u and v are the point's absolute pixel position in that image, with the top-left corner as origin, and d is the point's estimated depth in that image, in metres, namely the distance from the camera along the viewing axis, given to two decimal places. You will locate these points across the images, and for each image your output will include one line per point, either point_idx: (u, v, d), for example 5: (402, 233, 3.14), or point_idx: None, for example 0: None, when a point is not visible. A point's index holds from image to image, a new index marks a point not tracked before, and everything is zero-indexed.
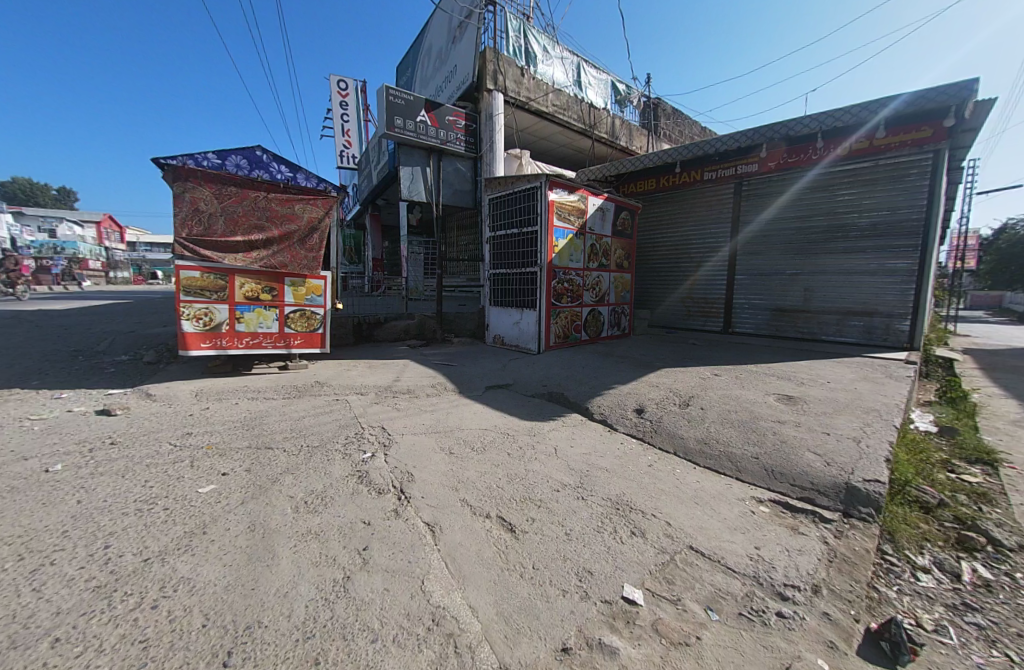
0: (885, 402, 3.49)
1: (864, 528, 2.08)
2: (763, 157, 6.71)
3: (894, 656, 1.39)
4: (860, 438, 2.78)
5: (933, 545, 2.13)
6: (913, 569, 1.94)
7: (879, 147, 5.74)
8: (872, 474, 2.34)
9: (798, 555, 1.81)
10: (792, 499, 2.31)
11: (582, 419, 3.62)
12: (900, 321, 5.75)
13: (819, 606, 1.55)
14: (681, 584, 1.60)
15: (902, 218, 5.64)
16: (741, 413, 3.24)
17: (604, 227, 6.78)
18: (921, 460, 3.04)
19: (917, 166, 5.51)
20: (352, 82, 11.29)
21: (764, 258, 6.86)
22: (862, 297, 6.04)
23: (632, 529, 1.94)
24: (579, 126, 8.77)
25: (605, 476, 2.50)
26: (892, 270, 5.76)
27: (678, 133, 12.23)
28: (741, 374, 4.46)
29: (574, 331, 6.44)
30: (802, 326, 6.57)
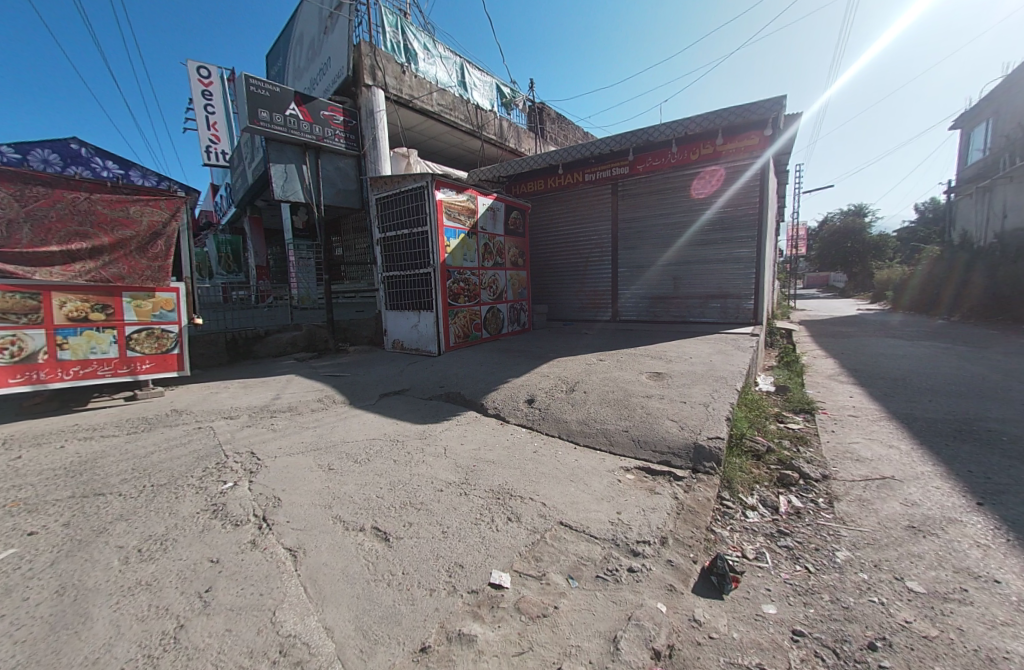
0: (731, 370, 4.09)
1: (708, 480, 2.40)
2: (632, 160, 7.36)
3: (720, 587, 1.60)
4: (709, 402, 3.22)
5: (761, 486, 2.54)
6: (744, 508, 2.28)
7: (721, 153, 6.65)
8: (715, 432, 2.71)
9: (651, 513, 2.02)
10: (654, 464, 2.58)
11: (476, 416, 3.65)
12: (746, 301, 6.80)
13: (664, 556, 1.74)
14: (548, 559, 1.69)
15: (742, 213, 6.65)
16: (617, 392, 3.54)
17: (496, 225, 6.91)
18: (757, 416, 3.61)
19: (749, 169, 6.52)
20: (216, 70, 10.07)
21: (640, 252, 7.58)
22: (718, 282, 6.98)
23: (508, 515, 2.00)
24: (467, 126, 8.83)
25: (490, 468, 2.54)
26: (738, 258, 6.78)
27: (563, 138, 13.01)
28: (622, 357, 4.89)
29: (474, 330, 6.48)
30: (674, 311, 7.41)
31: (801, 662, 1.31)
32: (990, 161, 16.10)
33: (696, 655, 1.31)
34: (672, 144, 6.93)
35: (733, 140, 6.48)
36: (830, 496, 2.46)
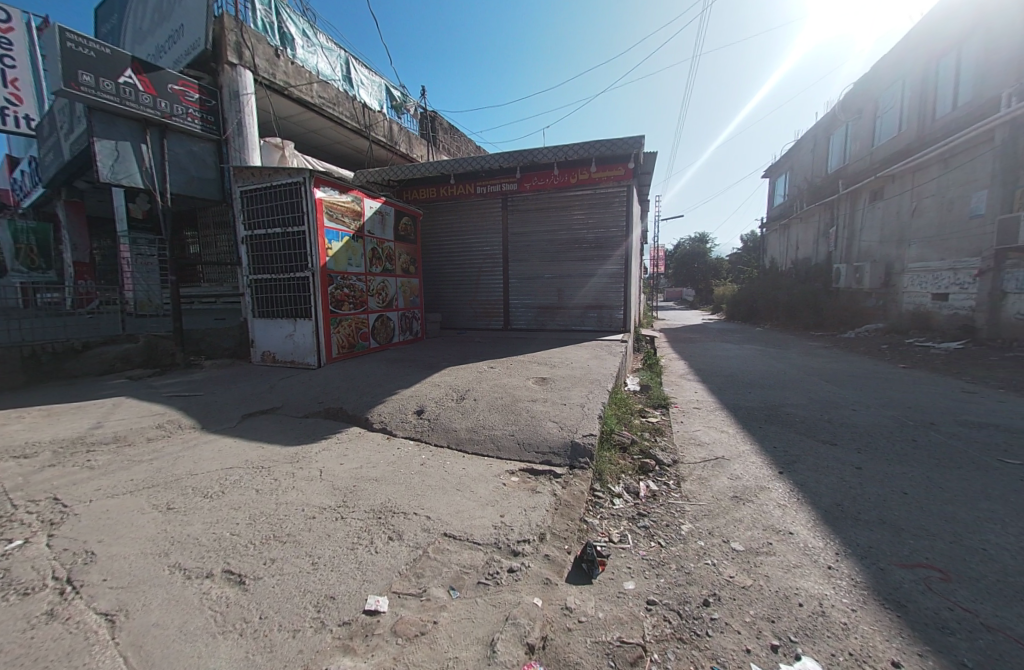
0: (605, 373, 4.53)
1: (582, 474, 2.61)
2: (519, 178, 7.75)
3: (589, 573, 1.76)
4: (585, 403, 3.52)
5: (626, 475, 2.86)
6: (612, 496, 2.55)
7: (595, 180, 7.39)
8: (589, 430, 2.97)
9: (532, 512, 2.12)
10: (536, 464, 2.72)
11: (360, 431, 3.43)
12: (618, 312, 7.65)
13: (542, 551, 1.84)
14: (429, 574, 1.65)
15: (613, 234, 7.48)
16: (505, 398, 3.66)
17: (385, 230, 6.63)
18: (625, 412, 4.07)
19: (618, 196, 7.37)
20: (17, 14, 7.87)
21: (527, 264, 7.99)
22: (595, 294, 7.71)
23: (389, 534, 1.91)
24: (352, 124, 8.36)
25: (372, 487, 2.40)
26: (611, 274, 7.58)
27: (455, 148, 13.12)
28: (511, 364, 5.07)
29: (360, 339, 6.10)
30: (559, 320, 7.95)
31: (653, 628, 1.50)
32: (787, 204, 20.69)
33: (566, 641, 1.41)
34: (554, 166, 7.49)
35: (605, 169, 7.25)
36: (678, 478, 2.88)
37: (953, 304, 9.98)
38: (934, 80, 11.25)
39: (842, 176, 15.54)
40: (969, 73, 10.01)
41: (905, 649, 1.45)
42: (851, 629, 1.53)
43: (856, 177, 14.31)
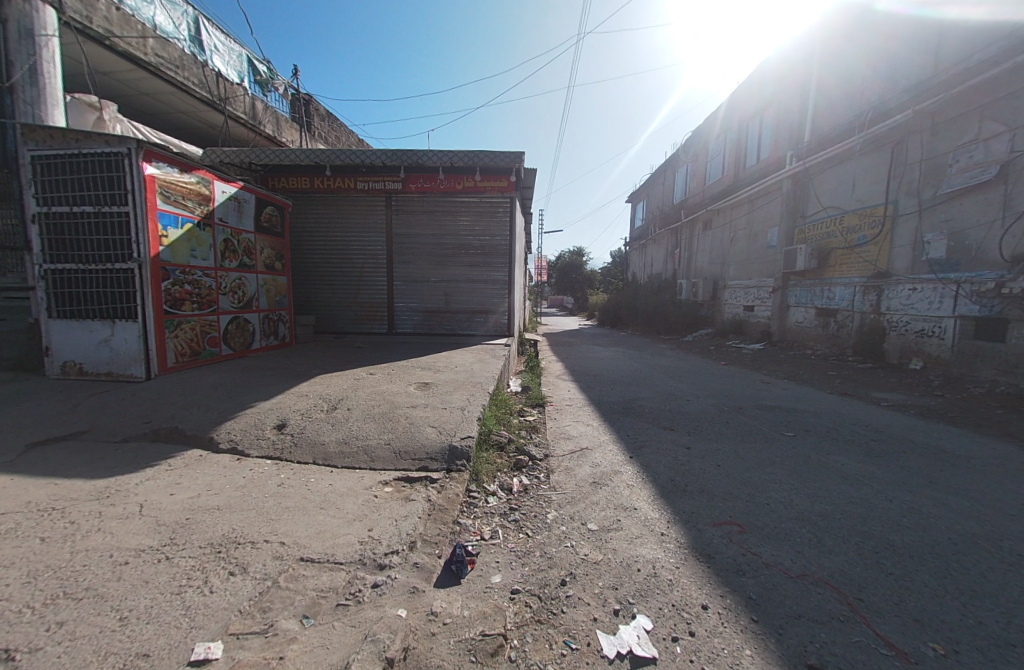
0: (487, 376, 4.63)
1: (458, 476, 2.63)
2: (403, 177, 7.52)
3: (457, 573, 1.78)
4: (465, 406, 3.55)
5: (501, 473, 2.98)
6: (487, 495, 2.62)
7: (479, 188, 7.56)
8: (466, 433, 3.00)
9: (403, 521, 2.06)
10: (411, 472, 2.65)
11: (203, 454, 2.92)
12: (502, 317, 7.95)
13: (411, 560, 1.80)
14: (278, 606, 1.49)
15: (498, 242, 7.74)
16: (382, 406, 3.50)
17: (242, 220, 5.81)
18: (504, 413, 4.22)
19: (502, 206, 7.66)
20: None
21: (412, 266, 7.76)
22: (481, 300, 7.86)
23: (231, 569, 1.67)
24: (202, 94, 7.16)
25: (214, 517, 2.07)
26: (496, 280, 7.83)
27: (332, 137, 12.15)
28: (392, 370, 4.86)
29: (207, 345, 5.22)
30: (445, 324, 7.90)
31: (515, 616, 1.58)
32: (645, 226, 23.89)
33: (429, 647, 1.40)
34: (439, 170, 7.45)
35: (489, 179, 7.48)
36: (548, 470, 3.11)
37: (757, 314, 12.64)
38: (746, 136, 14.19)
39: (685, 206, 18.57)
40: (768, 135, 12.89)
41: (711, 592, 1.78)
42: (675, 583, 1.83)
43: (694, 208, 17.24)
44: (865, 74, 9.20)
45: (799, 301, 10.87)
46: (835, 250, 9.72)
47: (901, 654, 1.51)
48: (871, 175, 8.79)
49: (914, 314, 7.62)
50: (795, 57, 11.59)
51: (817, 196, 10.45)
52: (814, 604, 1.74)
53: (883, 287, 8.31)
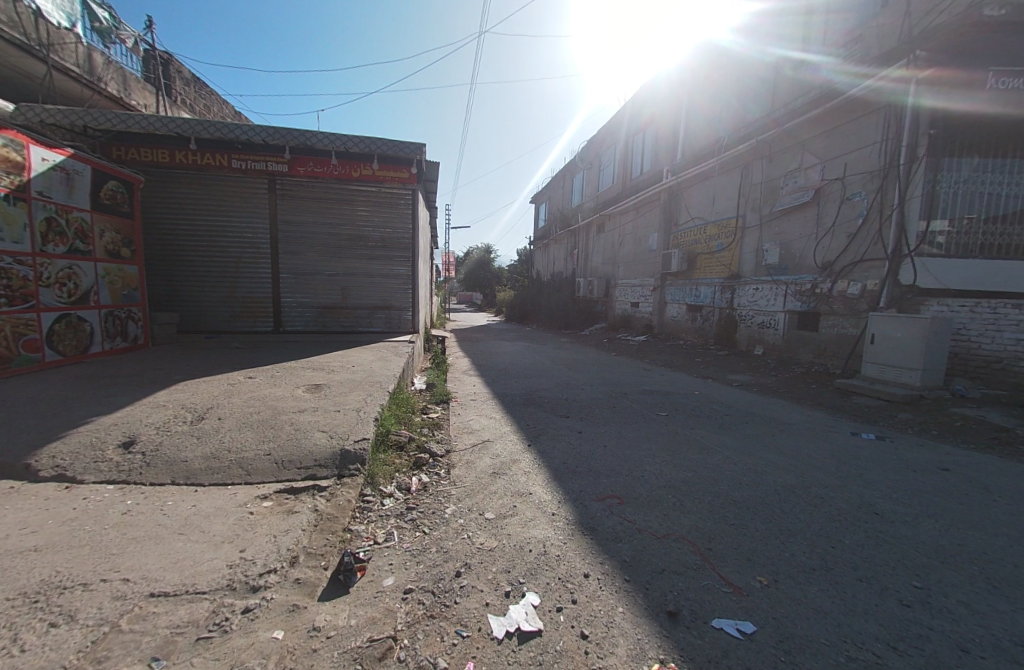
0: (386, 375, 4.45)
1: (350, 481, 2.49)
2: (289, 159, 6.82)
3: (346, 582, 1.70)
4: (361, 407, 3.36)
5: (399, 473, 2.90)
6: (382, 498, 2.53)
7: (378, 177, 7.20)
8: (361, 435, 2.85)
9: (284, 535, 1.89)
10: (296, 482, 2.44)
11: (14, 487, 2.34)
12: (405, 313, 7.69)
13: (292, 576, 1.67)
14: (119, 653, 1.28)
15: (399, 235, 7.46)
16: (263, 413, 3.15)
17: (73, 195, 4.75)
18: (405, 411, 4.10)
19: (403, 197, 7.40)
20: None
21: (301, 258, 7.07)
22: (381, 295, 7.50)
23: (52, 621, 1.38)
24: (20, 37, 5.65)
25: (30, 561, 1.68)
26: (398, 274, 7.53)
27: (201, 106, 10.53)
28: (277, 372, 4.40)
29: (21, 350, 4.17)
30: (341, 321, 7.38)
31: (406, 615, 1.56)
32: (546, 226, 24.97)
33: (310, 664, 1.32)
34: (331, 155, 6.91)
35: (387, 169, 7.17)
36: (448, 466, 3.11)
37: (641, 309, 14.08)
38: (632, 148, 15.65)
39: (582, 209, 19.86)
40: (650, 149, 14.37)
41: (593, 562, 1.97)
42: (562, 558, 1.98)
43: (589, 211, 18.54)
44: (725, 104, 10.75)
45: (674, 297, 12.32)
46: (701, 254, 11.26)
47: (735, 589, 1.83)
48: (727, 191, 10.34)
49: (757, 309, 9.16)
50: (670, 82, 13.08)
51: (686, 206, 11.98)
52: (675, 559, 2.02)
53: (736, 287, 9.84)
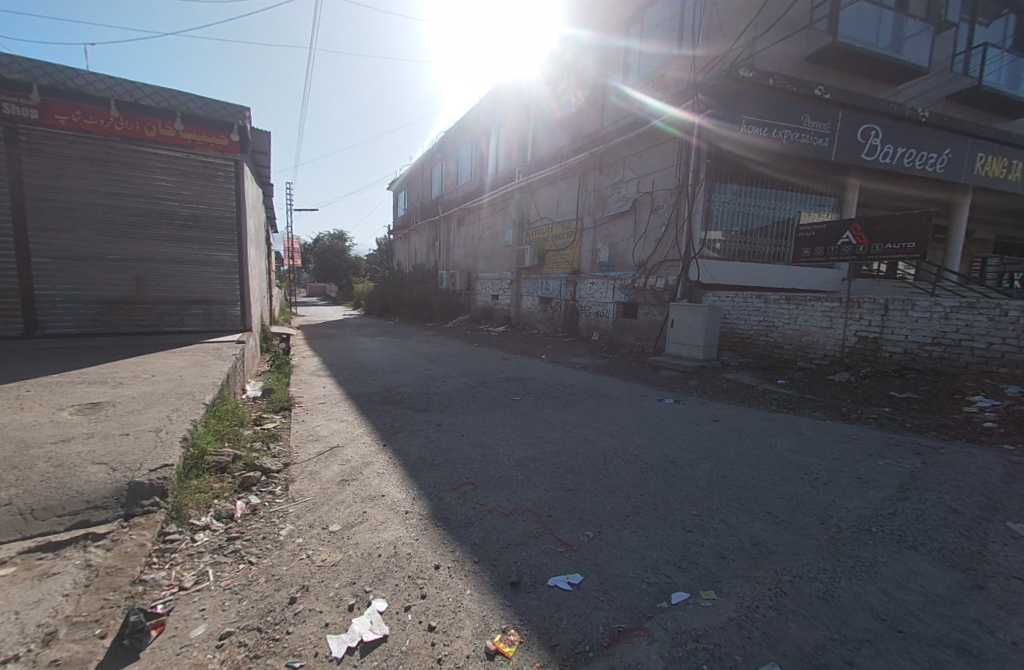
0: (202, 384, 3.70)
1: (147, 520, 2.01)
2: (40, 103, 5.08)
3: (135, 646, 1.37)
4: (161, 426, 2.72)
5: (219, 500, 2.46)
6: (194, 533, 2.12)
7: (184, 141, 5.93)
8: (161, 461, 2.28)
9: (33, 608, 1.42)
10: (57, 535, 1.83)
11: None
12: (232, 308, 6.50)
13: (45, 658, 1.27)
14: None
15: (218, 214, 6.25)
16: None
17: None
18: (230, 424, 3.50)
19: (223, 169, 6.23)
20: None
21: (68, 237, 5.35)
22: (196, 286, 6.18)
23: None
24: None
25: None
26: (219, 262, 6.30)
27: None
28: (27, 392, 3.26)
29: None
30: (138, 319, 5.86)
31: (221, 665, 1.34)
32: (405, 216, 24.10)
33: None
34: (110, 105, 5.40)
35: (196, 131, 5.99)
36: (287, 481, 2.77)
37: (501, 302, 14.75)
38: (487, 145, 16.12)
39: (441, 201, 19.76)
40: (503, 148, 15.01)
41: (444, 552, 2.00)
42: (412, 555, 1.96)
43: (448, 204, 18.52)
44: (565, 115, 11.90)
45: (529, 289, 13.18)
46: (549, 251, 12.32)
47: (569, 548, 2.07)
48: (569, 195, 11.48)
49: (595, 300, 10.44)
50: (519, 86, 13.80)
51: (536, 206, 12.93)
52: (519, 531, 2.20)
53: (578, 281, 11.04)
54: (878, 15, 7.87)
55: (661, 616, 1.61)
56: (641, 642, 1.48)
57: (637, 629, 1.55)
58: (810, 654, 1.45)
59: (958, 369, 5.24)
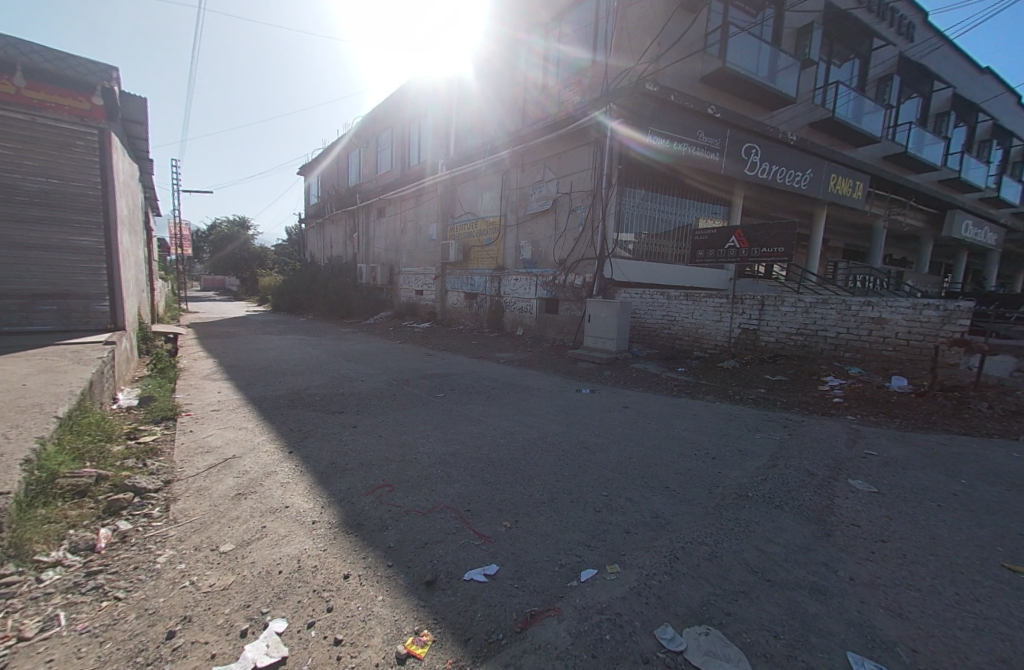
0: (54, 393, 3.08)
1: None
2: None
3: None
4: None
5: (77, 530, 2.07)
6: (39, 571, 1.77)
7: (28, 101, 4.87)
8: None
9: None
10: None
11: None
12: (98, 303, 5.49)
13: None
14: None
15: (77, 191, 5.22)
16: None
17: None
18: (93, 439, 2.96)
19: (83, 138, 5.21)
20: None
21: None
22: (47, 277, 5.11)
23: None
24: None
25: None
26: (78, 248, 5.27)
27: None
28: None
29: None
30: None
31: None
32: (318, 204, 22.39)
33: None
34: None
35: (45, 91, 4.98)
36: (168, 501, 2.43)
37: (425, 297, 14.39)
38: (407, 135, 15.55)
39: (359, 190, 18.71)
40: (425, 139, 14.60)
41: (355, 560, 1.91)
42: (318, 568, 1.84)
43: (366, 194, 17.55)
44: (487, 112, 11.94)
45: (454, 285, 13.01)
46: (473, 246, 12.28)
47: (486, 540, 2.09)
48: (492, 191, 11.52)
49: (518, 296, 10.63)
50: (440, 77, 13.49)
51: (459, 201, 12.80)
52: (436, 529, 2.17)
53: (502, 277, 11.15)
54: (757, 47, 8.97)
55: (571, 594, 1.70)
56: (551, 622, 1.54)
57: (548, 610, 1.61)
58: (697, 610, 1.63)
59: (816, 354, 6.22)
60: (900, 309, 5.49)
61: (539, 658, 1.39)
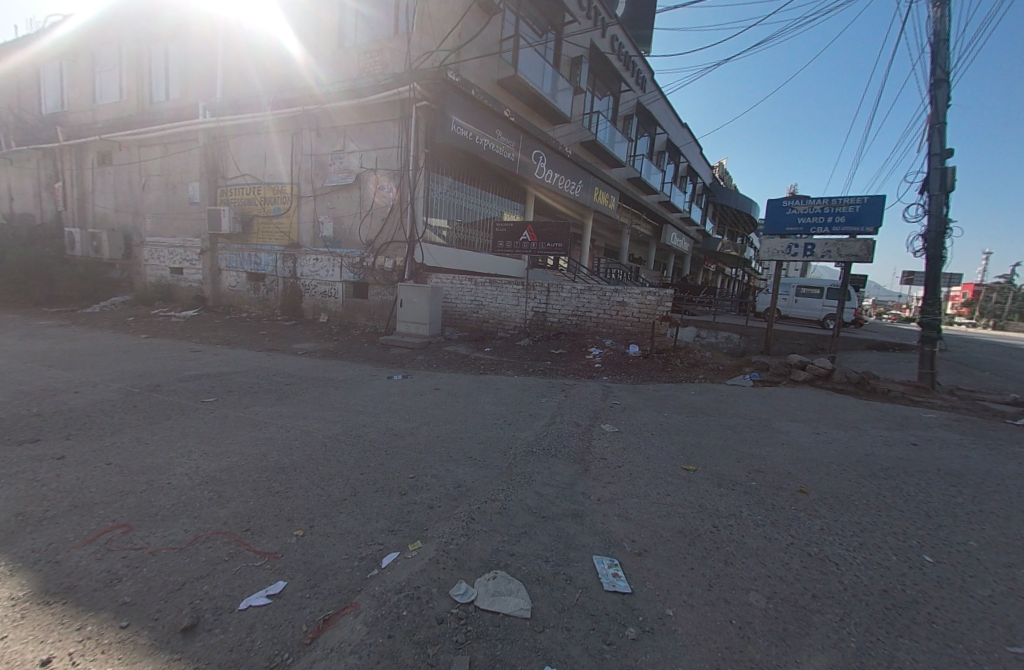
0: None
1: None
2: None
3: None
4: None
5: None
6: None
7: None
8: None
9: None
10: None
11: None
12: None
13: None
14: None
15: None
16: None
17: None
18: None
19: None
20: None
21: None
22: None
23: None
24: None
25: None
26: None
27: None
28: None
29: None
30: None
31: None
32: None
33: None
34: None
35: None
36: None
37: (186, 278, 11.38)
38: (149, 60, 11.75)
39: (62, 124, 13.30)
40: (178, 71, 11.32)
41: (62, 636, 1.41)
42: None
43: (76, 129, 12.53)
44: (267, 60, 10.09)
45: (229, 264, 10.70)
46: (257, 217, 10.33)
47: (271, 557, 1.84)
48: (279, 154, 9.85)
49: (317, 279, 9.52)
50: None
51: (233, 160, 10.49)
52: (201, 562, 1.79)
53: (296, 256, 9.77)
54: (541, 65, 10.20)
55: (370, 584, 1.67)
56: (347, 619, 1.49)
57: (345, 609, 1.54)
58: (488, 560, 1.84)
59: (585, 331, 7.67)
60: (635, 295, 7.28)
61: (331, 661, 1.32)
